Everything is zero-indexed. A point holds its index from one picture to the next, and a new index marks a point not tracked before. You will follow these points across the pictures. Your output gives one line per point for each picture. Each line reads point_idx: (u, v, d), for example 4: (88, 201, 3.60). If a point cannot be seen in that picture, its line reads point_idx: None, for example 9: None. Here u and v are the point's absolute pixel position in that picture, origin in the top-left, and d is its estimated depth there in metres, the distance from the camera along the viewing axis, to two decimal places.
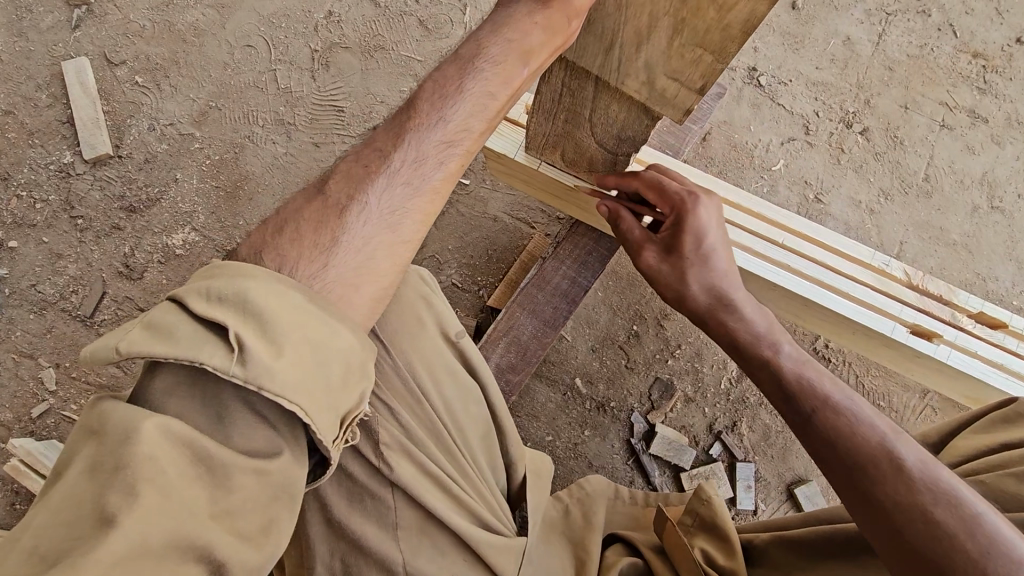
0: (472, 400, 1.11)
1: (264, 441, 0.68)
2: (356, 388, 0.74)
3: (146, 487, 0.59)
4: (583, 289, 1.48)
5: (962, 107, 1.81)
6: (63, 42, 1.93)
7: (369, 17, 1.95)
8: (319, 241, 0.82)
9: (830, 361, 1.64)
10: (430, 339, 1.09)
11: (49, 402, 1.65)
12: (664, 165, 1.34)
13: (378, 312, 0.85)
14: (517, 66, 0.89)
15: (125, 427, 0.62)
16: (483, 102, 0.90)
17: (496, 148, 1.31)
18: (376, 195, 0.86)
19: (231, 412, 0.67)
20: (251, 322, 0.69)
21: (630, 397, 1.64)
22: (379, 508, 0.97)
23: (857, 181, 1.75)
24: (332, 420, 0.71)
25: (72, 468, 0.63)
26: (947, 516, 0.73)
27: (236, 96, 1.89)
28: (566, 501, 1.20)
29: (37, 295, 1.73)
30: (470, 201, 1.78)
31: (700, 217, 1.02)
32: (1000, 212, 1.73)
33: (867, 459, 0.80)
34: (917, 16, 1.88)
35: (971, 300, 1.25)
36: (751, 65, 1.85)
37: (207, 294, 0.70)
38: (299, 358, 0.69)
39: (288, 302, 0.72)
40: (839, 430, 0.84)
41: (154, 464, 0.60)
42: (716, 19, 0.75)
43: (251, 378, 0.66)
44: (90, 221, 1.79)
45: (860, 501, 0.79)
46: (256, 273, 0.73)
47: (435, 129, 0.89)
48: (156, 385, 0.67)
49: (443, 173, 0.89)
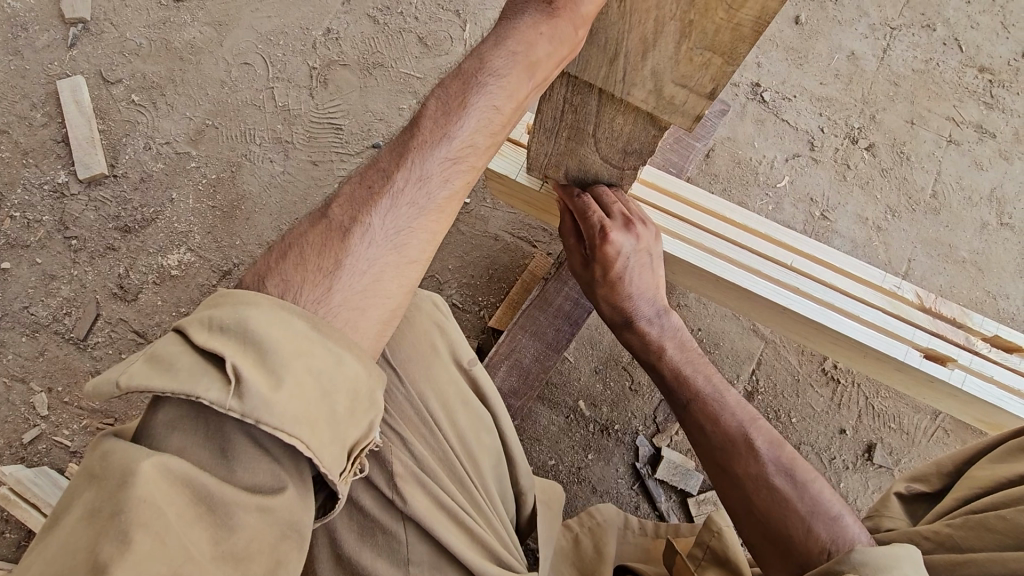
0: (481, 427, 1.07)
1: (269, 476, 0.65)
2: (364, 418, 0.71)
3: (141, 532, 0.55)
4: (587, 310, 1.44)
5: (969, 122, 1.79)
6: (59, 61, 1.91)
7: (368, 34, 1.93)
8: (322, 265, 0.78)
9: (839, 382, 1.61)
10: (439, 364, 1.06)
11: (41, 427, 1.62)
12: (669, 184, 1.31)
13: (386, 336, 0.81)
14: (523, 79, 0.86)
15: (124, 468, 0.58)
16: (487, 117, 0.87)
17: (496, 169, 1.29)
18: (379, 218, 0.82)
19: (234, 446, 0.64)
20: (250, 353, 0.66)
21: (634, 420, 1.60)
22: (389, 542, 0.93)
23: (864, 197, 1.72)
24: (337, 454, 0.67)
25: (68, 517, 0.59)
26: (787, 488, 0.93)
27: (234, 114, 1.86)
28: (576, 530, 1.16)
29: (30, 316, 1.70)
30: (471, 220, 1.76)
31: (612, 251, 1.11)
32: (1010, 228, 1.70)
33: (727, 445, 1.00)
34: (921, 30, 1.87)
35: (985, 323, 1.22)
36: (754, 80, 1.83)
37: (207, 325, 0.67)
38: (299, 390, 0.66)
39: (289, 330, 0.69)
40: (707, 421, 1.03)
41: (151, 506, 0.56)
42: (726, 20, 0.73)
43: (249, 412, 0.62)
44: (84, 241, 1.76)
45: (722, 478, 1.00)
46: (258, 301, 0.70)
47: (442, 145, 0.85)
48: (157, 421, 0.64)
49: (449, 191, 0.86)
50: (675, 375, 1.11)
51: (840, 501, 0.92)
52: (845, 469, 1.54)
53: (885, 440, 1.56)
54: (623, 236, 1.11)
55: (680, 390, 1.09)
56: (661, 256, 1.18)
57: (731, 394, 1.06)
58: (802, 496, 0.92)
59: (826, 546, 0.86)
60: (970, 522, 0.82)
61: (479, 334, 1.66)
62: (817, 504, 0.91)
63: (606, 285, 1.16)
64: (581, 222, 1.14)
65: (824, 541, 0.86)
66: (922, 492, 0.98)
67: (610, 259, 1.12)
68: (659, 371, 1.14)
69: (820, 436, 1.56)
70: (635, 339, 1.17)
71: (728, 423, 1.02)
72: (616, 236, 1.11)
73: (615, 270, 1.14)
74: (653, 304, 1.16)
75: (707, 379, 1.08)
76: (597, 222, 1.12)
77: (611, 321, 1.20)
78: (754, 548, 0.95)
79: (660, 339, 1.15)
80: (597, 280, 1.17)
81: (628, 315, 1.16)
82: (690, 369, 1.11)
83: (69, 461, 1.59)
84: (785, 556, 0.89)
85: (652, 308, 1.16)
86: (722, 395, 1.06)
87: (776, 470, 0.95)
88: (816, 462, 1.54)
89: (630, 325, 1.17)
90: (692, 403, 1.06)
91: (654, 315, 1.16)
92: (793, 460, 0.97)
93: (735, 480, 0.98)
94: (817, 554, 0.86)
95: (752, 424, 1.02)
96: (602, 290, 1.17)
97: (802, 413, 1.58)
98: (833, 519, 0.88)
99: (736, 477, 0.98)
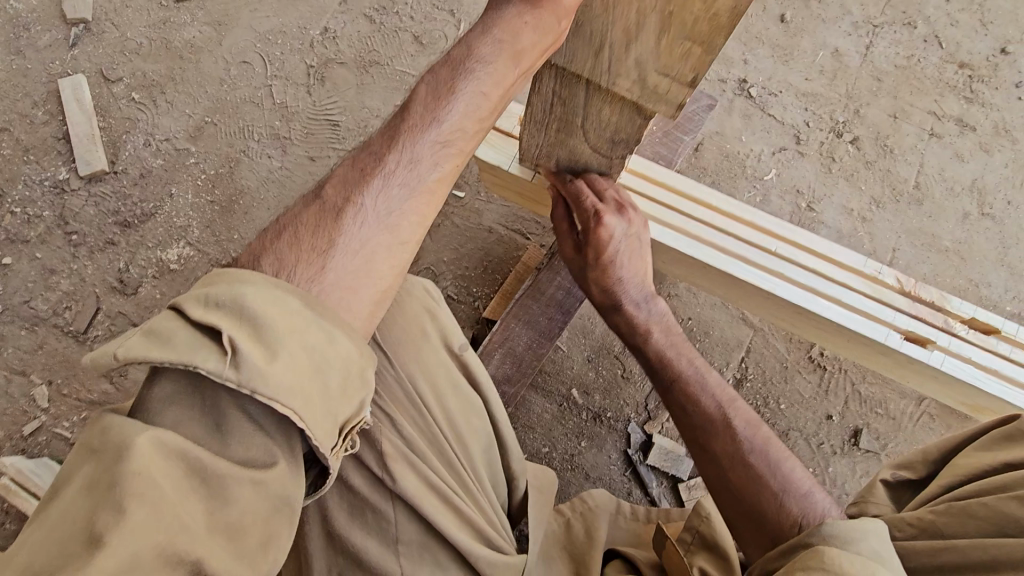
0: (472, 411, 1.10)
1: (261, 451, 0.66)
2: (356, 395, 0.73)
3: (134, 503, 0.57)
4: (578, 299, 1.48)
5: (950, 116, 1.83)
6: (60, 60, 1.94)
7: (364, 33, 1.97)
8: (316, 245, 0.81)
9: (826, 369, 1.64)
10: (429, 348, 1.08)
11: (40, 419, 1.64)
12: (657, 174, 1.34)
13: (379, 315, 0.84)
14: (508, 67, 0.90)
15: (121, 440, 0.60)
16: (475, 102, 0.90)
17: (488, 159, 1.33)
18: (372, 198, 0.85)
19: (228, 420, 0.66)
20: (245, 326, 0.68)
21: (626, 407, 1.63)
22: (380, 522, 0.95)
23: (849, 189, 1.76)
24: (330, 429, 0.69)
25: (70, 486, 0.62)
26: (761, 466, 0.96)
27: (232, 112, 1.90)
28: (567, 514, 1.18)
29: (30, 310, 1.73)
30: (465, 213, 1.79)
31: (605, 234, 1.14)
32: (991, 218, 1.74)
33: (706, 425, 1.03)
34: (903, 28, 1.92)
35: (964, 306, 1.25)
36: (742, 76, 1.88)
37: (204, 300, 0.69)
38: (294, 362, 0.68)
39: (283, 307, 0.71)
40: (688, 402, 1.06)
41: (145, 478, 0.58)
42: (704, 10, 0.76)
43: (245, 382, 0.65)
44: (84, 237, 1.79)
45: (700, 457, 1.03)
46: (253, 278, 0.72)
47: (431, 129, 0.89)
48: (153, 395, 0.66)
49: (439, 173, 0.89)
50: (657, 359, 1.14)
51: (809, 479, 0.95)
52: (833, 455, 1.57)
53: (872, 426, 1.59)
54: (615, 220, 1.15)
55: (661, 371, 1.12)
56: (648, 244, 1.22)
57: (711, 377, 1.09)
58: (775, 473, 0.95)
59: (798, 520, 0.89)
60: (953, 508, 0.82)
61: (474, 325, 1.69)
62: (789, 481, 0.94)
63: (597, 268, 1.18)
64: (574, 207, 1.18)
65: (795, 516, 0.90)
66: (907, 480, 0.97)
67: (603, 241, 1.15)
68: (644, 355, 1.17)
69: (808, 422, 1.59)
70: (621, 324, 1.20)
71: (708, 405, 1.04)
72: (610, 218, 1.14)
73: (607, 254, 1.17)
74: (642, 289, 1.19)
75: (688, 361, 1.11)
76: (591, 206, 1.15)
77: (601, 306, 1.23)
78: (728, 521, 0.97)
79: (646, 322, 1.18)
80: (588, 264, 1.20)
81: (615, 300, 1.19)
82: (673, 353, 1.14)
83: (69, 452, 1.61)
84: (760, 531, 0.92)
85: (641, 293, 1.19)
86: (702, 378, 1.09)
87: (751, 449, 0.98)
88: (804, 448, 1.57)
89: (619, 309, 1.20)
90: (674, 383, 1.09)
91: (642, 299, 1.19)
92: (766, 441, 1.00)
93: (713, 457, 1.00)
94: (788, 528, 0.89)
95: (730, 404, 1.04)
96: (594, 273, 1.20)
97: (790, 400, 1.61)
98: (803, 495, 0.92)
99: (713, 455, 1.00)
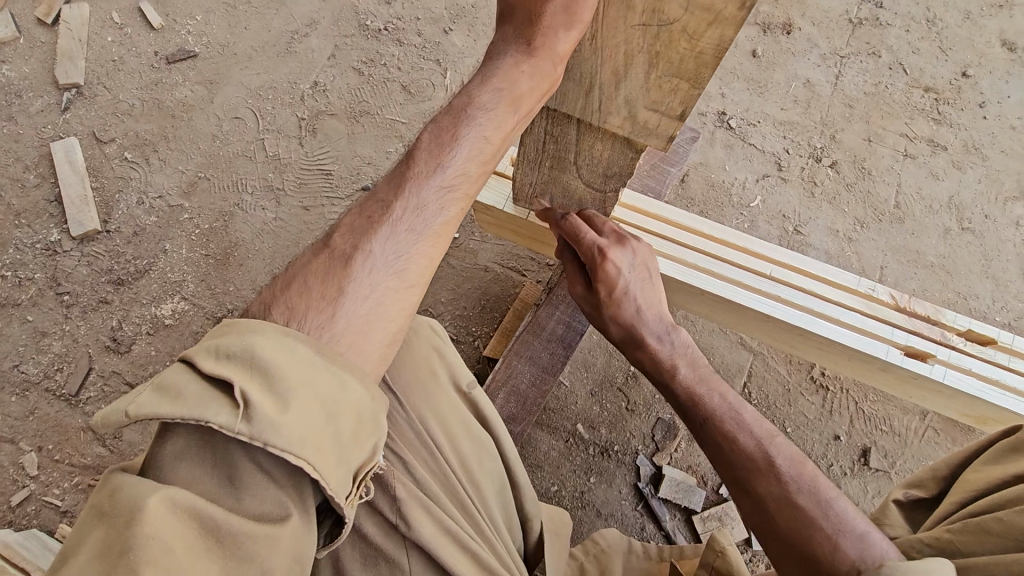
0: (483, 451, 1.08)
1: (274, 503, 0.65)
2: (368, 442, 0.72)
3: (149, 569, 0.54)
4: (579, 333, 1.48)
5: (921, 137, 1.91)
6: (52, 124, 1.96)
7: (354, 84, 2.02)
8: (326, 291, 0.81)
9: (828, 390, 1.64)
10: (438, 390, 1.08)
11: (30, 488, 1.60)
12: (651, 207, 1.37)
13: (389, 358, 0.84)
14: (509, 114, 0.92)
15: (130, 504, 0.58)
16: (478, 147, 0.93)
17: (485, 202, 1.34)
18: (380, 244, 0.86)
19: (241, 475, 0.64)
20: (256, 377, 0.66)
21: (632, 440, 1.61)
22: (394, 571, 0.91)
23: (833, 212, 1.81)
24: (343, 477, 0.68)
25: (76, 556, 0.58)
26: (811, 507, 0.84)
27: (226, 166, 1.92)
28: (581, 558, 1.16)
29: (21, 375, 1.71)
30: (460, 253, 1.80)
31: (611, 268, 1.12)
32: (970, 232, 1.80)
33: (747, 463, 0.91)
34: (868, 57, 2.01)
35: (958, 319, 1.27)
36: (720, 109, 1.95)
37: (215, 352, 0.67)
38: (304, 411, 0.67)
39: (294, 354, 0.70)
40: (724, 439, 0.96)
41: (159, 542, 0.56)
42: (689, 48, 0.79)
43: (258, 435, 0.63)
44: (76, 297, 1.78)
45: (744, 501, 0.92)
46: (262, 328, 0.71)
47: (436, 176, 0.91)
48: (166, 451, 0.64)
49: (444, 219, 0.91)
50: (688, 393, 1.04)
51: (866, 519, 0.83)
52: (845, 475, 1.56)
53: (879, 444, 1.59)
54: (619, 254, 1.13)
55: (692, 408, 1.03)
56: (658, 277, 1.18)
57: (749, 412, 0.98)
58: (826, 513, 0.83)
59: (856, 564, 0.77)
60: (970, 526, 0.78)
61: (476, 364, 1.68)
62: (842, 522, 0.82)
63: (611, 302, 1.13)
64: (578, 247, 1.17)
65: (853, 561, 0.78)
66: (919, 498, 0.95)
67: (608, 276, 1.12)
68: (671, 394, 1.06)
69: (816, 444, 1.59)
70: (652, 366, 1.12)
71: (746, 441, 0.93)
72: (612, 250, 1.13)
73: (617, 288, 1.12)
74: (661, 324, 1.13)
75: (723, 397, 1.01)
76: (592, 242, 1.14)
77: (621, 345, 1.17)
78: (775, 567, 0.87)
79: (670, 359, 1.09)
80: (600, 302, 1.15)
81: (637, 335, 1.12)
82: (703, 387, 1.05)
83: (59, 521, 1.57)
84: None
85: (660, 327, 1.12)
86: (738, 411, 0.98)
87: (798, 488, 0.87)
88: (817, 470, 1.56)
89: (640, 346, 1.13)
90: (708, 421, 0.99)
91: (663, 333, 1.11)
92: (815, 477, 0.88)
93: (753, 497, 0.90)
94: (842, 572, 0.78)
95: (771, 438, 0.94)
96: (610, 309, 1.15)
97: (796, 422, 1.61)
98: (858, 538, 0.80)
99: (759, 502, 0.89)
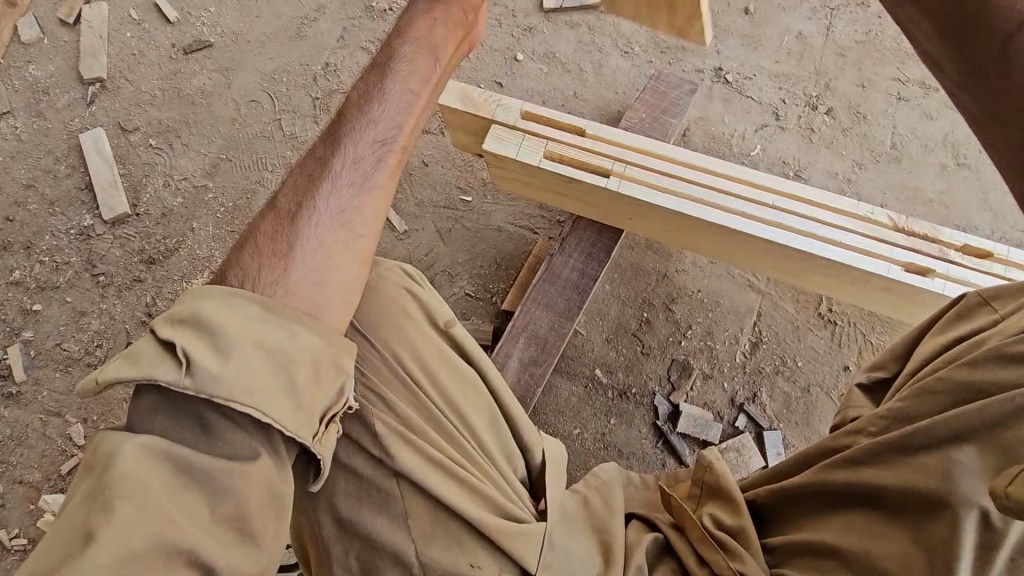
0: (469, 386, 1.09)
1: (246, 446, 0.78)
2: (327, 390, 0.85)
3: (123, 501, 0.69)
4: (592, 279, 1.55)
5: (914, 80, 1.97)
6: (79, 117, 2.05)
7: (363, 63, 2.10)
8: (277, 250, 0.94)
9: (837, 324, 1.71)
10: (412, 325, 1.09)
11: (78, 456, 1.69)
12: (653, 147, 1.44)
13: (347, 316, 0.96)
14: (428, 61, 1.10)
15: (109, 453, 0.73)
16: (405, 100, 1.08)
17: (494, 150, 1.42)
18: (323, 200, 0.99)
19: (210, 423, 0.78)
20: (201, 338, 0.80)
21: (649, 382, 1.67)
22: (386, 499, 0.97)
23: (831, 155, 1.88)
24: (300, 419, 0.81)
25: (74, 497, 0.73)
26: None
27: (246, 147, 2.01)
28: (583, 492, 1.10)
29: (63, 353, 1.79)
30: (473, 216, 1.88)
31: None
32: (965, 167, 1.86)
33: None
34: (858, 8, 2.07)
35: (955, 235, 1.34)
36: (716, 65, 2.02)
37: (170, 320, 0.82)
38: (246, 363, 0.80)
39: (238, 314, 0.84)
40: None
41: (133, 478, 0.71)
42: None
43: (201, 386, 0.77)
44: (112, 276, 1.86)
45: None
46: (208, 294, 0.85)
47: (367, 130, 1.05)
48: (141, 406, 0.79)
49: (384, 170, 1.04)
50: None
51: None
52: None
53: None
54: None
55: None
56: None
57: None
58: None
59: None
60: (913, 391, 0.87)
61: (495, 318, 1.76)
62: None
63: None
64: None
65: None
66: (879, 380, 1.01)
67: None
68: None
69: (825, 376, 1.66)
70: None
71: None
72: None
73: None
74: None
75: None
76: None
77: None
78: None
79: None
80: None
81: None
82: None
83: None
84: None
85: None
86: None
87: None
88: (828, 401, 1.64)
89: None
90: None
91: None
92: None
93: None
94: None
95: None
96: None
97: (806, 356, 1.68)
98: None
99: None
